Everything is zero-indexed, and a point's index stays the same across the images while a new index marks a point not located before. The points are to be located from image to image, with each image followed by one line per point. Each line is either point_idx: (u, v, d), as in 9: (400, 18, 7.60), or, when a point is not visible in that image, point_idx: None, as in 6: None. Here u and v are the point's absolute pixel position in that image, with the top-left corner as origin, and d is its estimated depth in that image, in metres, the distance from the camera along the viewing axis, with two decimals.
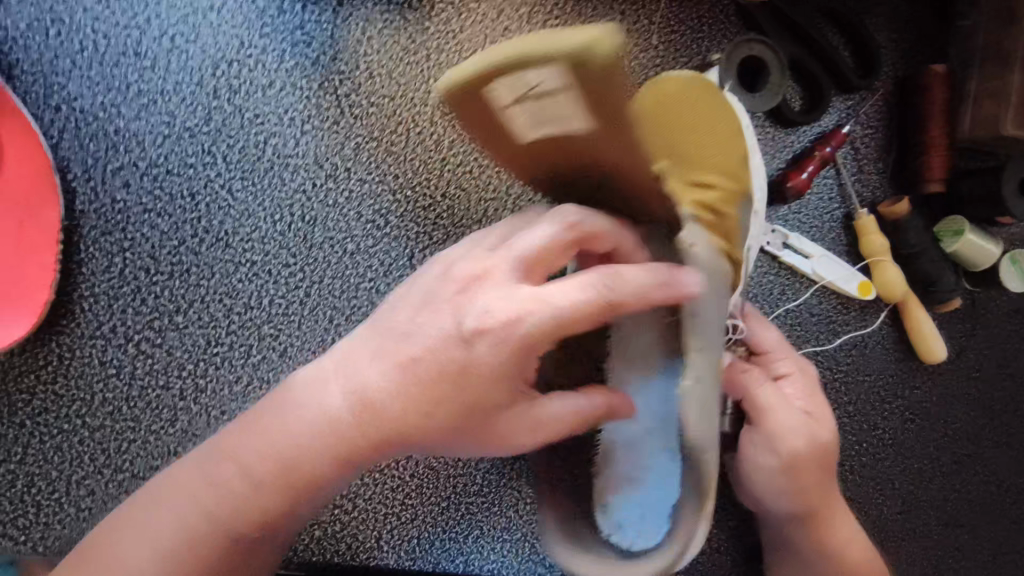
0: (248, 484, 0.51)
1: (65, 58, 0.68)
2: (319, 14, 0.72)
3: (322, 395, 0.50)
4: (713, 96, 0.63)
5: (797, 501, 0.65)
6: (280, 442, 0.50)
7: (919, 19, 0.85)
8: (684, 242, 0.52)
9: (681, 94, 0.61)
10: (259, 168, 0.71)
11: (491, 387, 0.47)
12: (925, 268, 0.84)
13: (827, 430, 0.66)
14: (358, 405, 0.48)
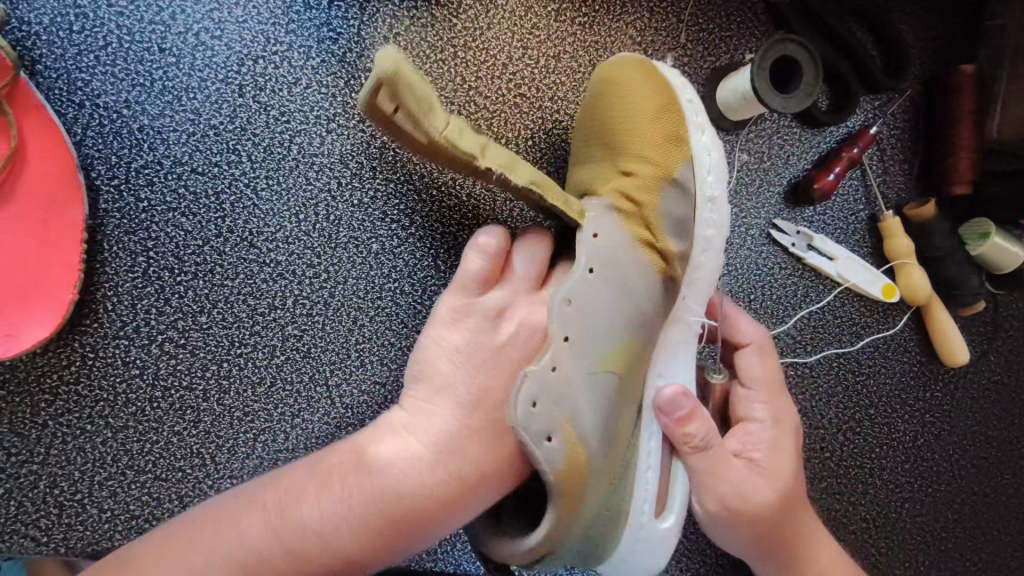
0: (328, 535, 0.48)
1: (89, 54, 0.66)
2: (346, 10, 0.71)
3: (408, 443, 0.52)
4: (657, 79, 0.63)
5: (747, 549, 0.63)
6: (367, 491, 0.49)
7: (947, 18, 0.84)
8: (583, 235, 0.58)
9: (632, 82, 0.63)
10: (284, 167, 0.70)
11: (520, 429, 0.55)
12: (950, 271, 0.83)
13: (778, 486, 0.61)
14: (442, 452, 0.51)
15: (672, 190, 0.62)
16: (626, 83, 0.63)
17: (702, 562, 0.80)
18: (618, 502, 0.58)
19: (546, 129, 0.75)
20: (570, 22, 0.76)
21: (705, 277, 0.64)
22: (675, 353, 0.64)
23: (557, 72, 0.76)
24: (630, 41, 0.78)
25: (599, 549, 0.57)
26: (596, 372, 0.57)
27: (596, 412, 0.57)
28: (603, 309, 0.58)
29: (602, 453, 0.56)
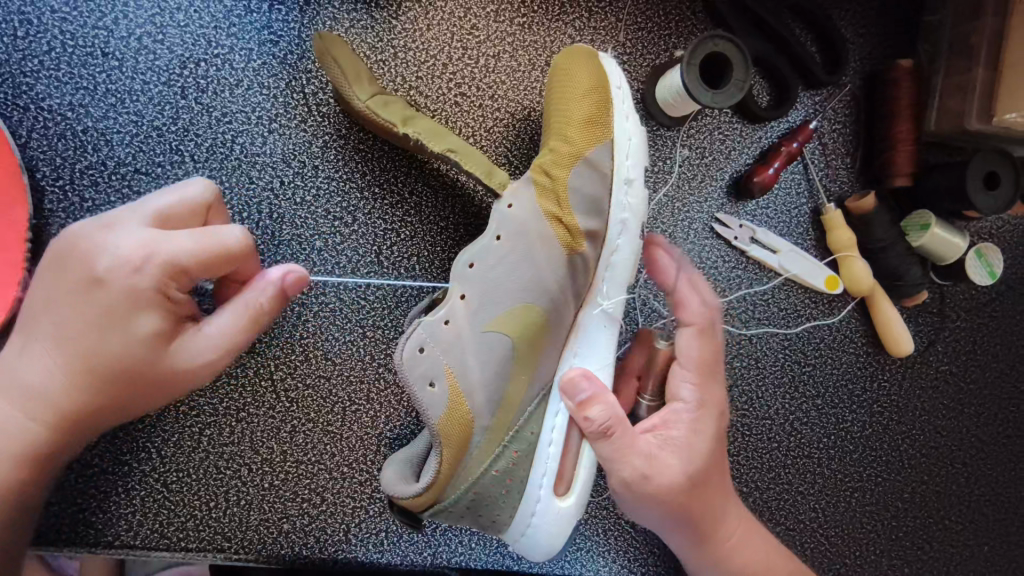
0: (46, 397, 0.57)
1: (33, 59, 0.68)
2: (286, 13, 0.73)
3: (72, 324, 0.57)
4: (590, 63, 0.69)
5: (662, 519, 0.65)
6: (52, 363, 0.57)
7: (886, 14, 0.86)
8: (499, 207, 0.66)
9: (567, 68, 0.69)
10: (227, 167, 0.72)
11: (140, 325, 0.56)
12: (892, 262, 0.84)
13: (672, 471, 0.62)
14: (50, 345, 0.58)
15: (586, 170, 0.67)
16: (568, 70, 0.69)
17: (649, 551, 0.82)
18: (506, 467, 0.62)
19: (487, 126, 0.77)
20: (509, 22, 0.78)
21: (621, 261, 0.69)
22: (595, 334, 0.70)
23: (497, 71, 0.77)
24: (570, 40, 0.79)
25: (486, 509, 0.63)
26: (489, 334, 0.63)
27: (486, 371, 0.63)
28: (504, 275, 0.65)
29: (486, 412, 0.62)
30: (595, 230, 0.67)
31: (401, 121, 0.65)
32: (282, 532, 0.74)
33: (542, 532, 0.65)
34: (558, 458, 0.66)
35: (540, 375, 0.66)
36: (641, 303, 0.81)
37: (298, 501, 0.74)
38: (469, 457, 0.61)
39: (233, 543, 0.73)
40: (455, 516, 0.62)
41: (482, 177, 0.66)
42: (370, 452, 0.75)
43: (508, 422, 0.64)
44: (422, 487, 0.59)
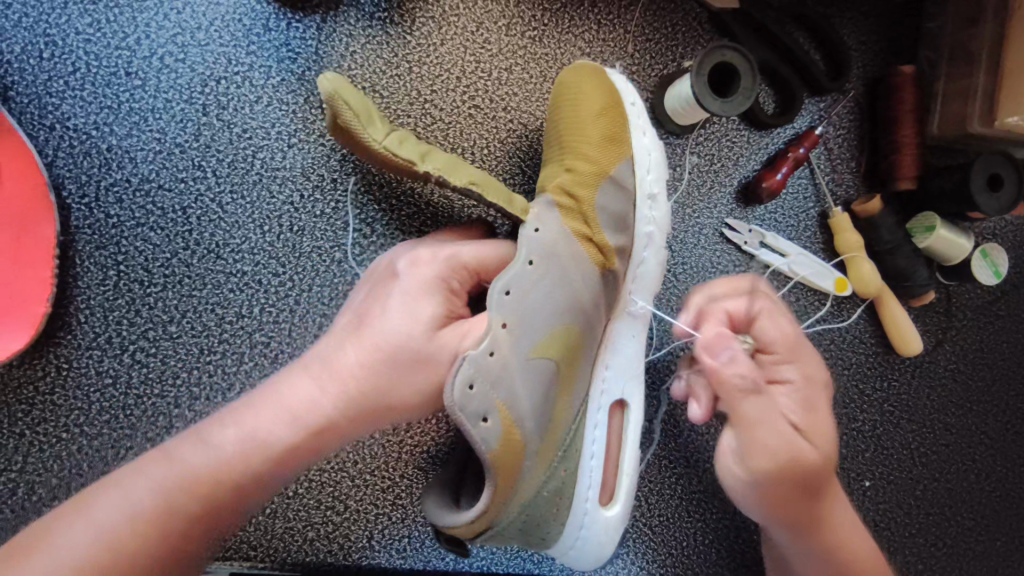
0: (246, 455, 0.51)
1: (59, 80, 0.70)
2: (304, 31, 0.74)
3: (309, 391, 0.53)
4: (597, 83, 0.72)
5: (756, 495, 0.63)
6: (263, 422, 0.52)
7: (886, 23, 0.88)
8: (526, 230, 0.62)
9: (575, 88, 0.72)
10: (248, 182, 0.73)
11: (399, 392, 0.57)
12: (899, 263, 0.86)
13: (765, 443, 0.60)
14: (306, 413, 0.53)
15: (610, 188, 0.70)
16: (579, 90, 0.71)
17: (666, 552, 0.83)
18: (556, 486, 0.64)
19: (501, 137, 0.79)
20: (520, 36, 0.79)
21: (647, 273, 0.74)
22: (622, 346, 0.73)
23: (510, 83, 0.79)
24: (580, 52, 0.81)
25: (539, 529, 0.63)
26: (533, 360, 0.61)
27: (535, 398, 0.60)
28: (539, 300, 0.62)
29: (535, 439, 0.60)
30: (623, 246, 0.71)
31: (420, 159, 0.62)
32: (307, 540, 0.75)
33: (590, 545, 0.67)
34: (601, 470, 0.69)
35: (577, 391, 0.67)
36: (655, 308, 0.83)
37: (322, 508, 0.75)
38: (518, 487, 0.58)
39: (259, 551, 0.74)
40: (505, 539, 0.62)
41: (505, 207, 0.63)
42: (392, 458, 0.77)
43: (553, 443, 0.64)
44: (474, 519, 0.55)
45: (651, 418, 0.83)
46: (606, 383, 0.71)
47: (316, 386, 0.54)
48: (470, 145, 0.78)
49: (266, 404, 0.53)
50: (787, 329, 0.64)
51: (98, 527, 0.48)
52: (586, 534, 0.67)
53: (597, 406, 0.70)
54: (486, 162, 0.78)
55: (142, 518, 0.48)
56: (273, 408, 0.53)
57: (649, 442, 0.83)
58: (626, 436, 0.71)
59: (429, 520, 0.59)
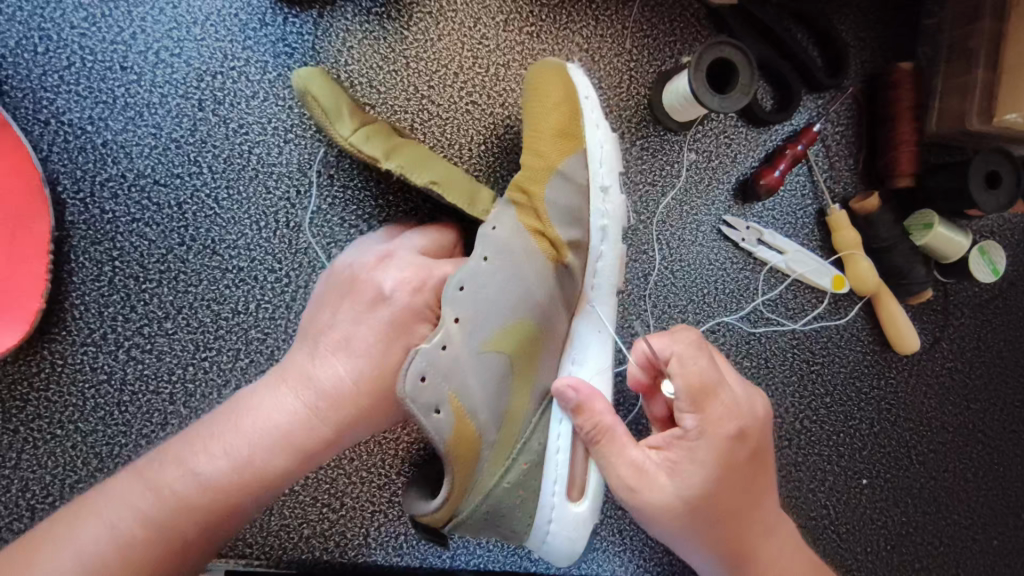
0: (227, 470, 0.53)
1: (53, 74, 0.69)
2: (301, 26, 0.74)
3: (285, 405, 0.56)
4: (550, 78, 0.71)
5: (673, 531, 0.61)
6: (246, 436, 0.55)
7: (885, 19, 0.88)
8: (482, 229, 0.65)
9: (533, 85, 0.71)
10: (244, 177, 0.73)
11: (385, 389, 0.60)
12: (897, 261, 0.85)
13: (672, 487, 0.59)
14: (287, 425, 0.55)
15: (560, 183, 0.68)
16: (537, 87, 0.71)
17: (663, 550, 0.83)
18: (518, 479, 0.63)
19: (498, 133, 0.79)
20: (518, 31, 0.79)
21: (605, 266, 0.73)
22: (583, 341, 0.73)
23: (507, 79, 0.79)
24: (578, 48, 0.81)
25: (505, 521, 0.63)
26: (487, 353, 0.63)
27: (488, 390, 0.62)
28: (494, 295, 0.64)
29: (492, 429, 0.62)
30: (576, 240, 0.70)
31: (385, 154, 0.65)
32: (303, 537, 0.75)
33: (559, 539, 0.67)
34: (568, 464, 0.67)
35: (540, 386, 0.68)
36: (652, 305, 0.83)
37: (318, 505, 0.75)
38: (479, 475, 0.61)
39: (255, 548, 0.74)
40: (472, 530, 0.62)
41: (465, 207, 0.67)
42: (388, 455, 0.77)
43: (513, 435, 0.64)
44: (440, 503, 0.58)
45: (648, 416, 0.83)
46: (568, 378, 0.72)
47: (291, 400, 0.56)
48: (468, 141, 0.78)
49: (244, 419, 0.56)
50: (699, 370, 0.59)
51: (83, 548, 0.50)
52: (554, 528, 0.66)
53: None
54: (483, 158, 0.78)
55: (137, 542, 0.51)
56: (251, 424, 0.55)
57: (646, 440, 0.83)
58: None
59: (406, 512, 0.63)
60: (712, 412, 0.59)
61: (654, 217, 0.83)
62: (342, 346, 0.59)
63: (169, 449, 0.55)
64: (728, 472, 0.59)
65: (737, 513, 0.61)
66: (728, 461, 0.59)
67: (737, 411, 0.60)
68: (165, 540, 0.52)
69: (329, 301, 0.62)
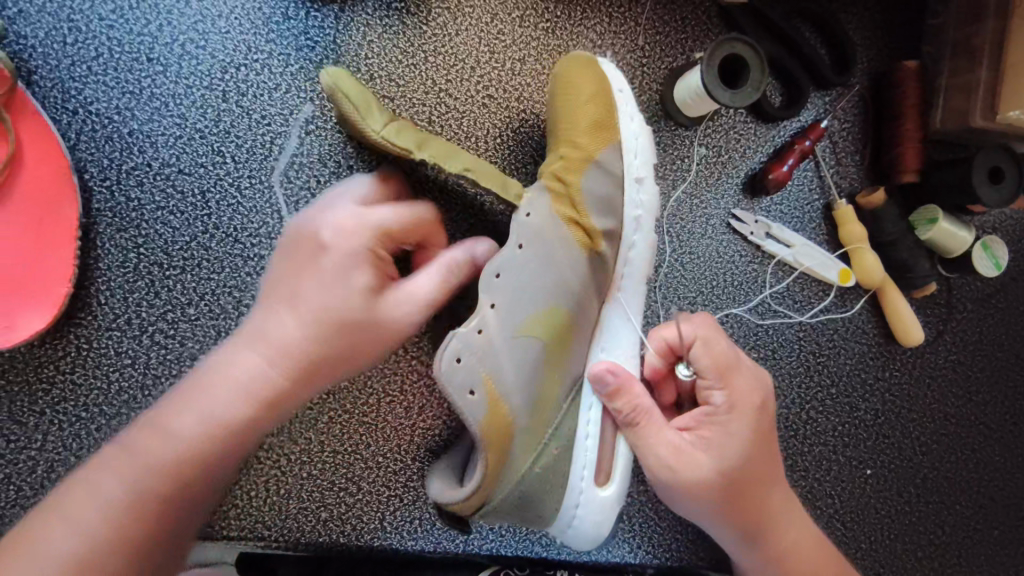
0: (196, 432, 0.54)
1: (81, 64, 0.71)
2: (322, 20, 0.76)
3: (248, 362, 0.56)
4: (581, 69, 0.73)
5: (703, 512, 0.67)
6: (211, 395, 0.55)
7: (890, 19, 0.90)
8: (516, 216, 0.67)
9: (566, 77, 0.73)
10: (266, 167, 0.75)
11: (364, 339, 0.59)
12: (902, 255, 0.87)
13: (703, 470, 0.65)
14: (251, 380, 0.56)
15: (597, 173, 0.71)
16: (569, 78, 0.73)
17: (672, 537, 0.85)
18: (549, 463, 0.66)
19: (513, 127, 0.80)
20: (533, 27, 0.81)
21: (636, 258, 0.75)
22: (614, 329, 0.75)
23: (522, 74, 0.81)
24: (591, 44, 0.83)
25: (533, 506, 0.65)
26: (522, 339, 0.65)
27: (521, 375, 0.64)
28: (528, 282, 0.66)
29: (523, 414, 0.64)
30: (611, 229, 0.72)
31: (417, 145, 0.64)
32: (320, 520, 0.76)
33: (583, 523, 0.68)
34: (596, 451, 0.70)
35: (571, 372, 0.70)
36: (662, 296, 0.85)
37: (336, 490, 0.76)
38: (512, 462, 0.63)
39: (274, 531, 0.75)
40: (501, 515, 0.65)
41: (499, 192, 0.66)
42: (404, 441, 0.78)
43: (544, 420, 0.67)
44: (468, 494, 0.60)
45: None
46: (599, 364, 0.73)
47: (252, 355, 0.56)
48: (484, 134, 0.80)
49: (205, 379, 0.56)
50: (717, 353, 0.68)
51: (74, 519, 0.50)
52: (579, 511, 0.68)
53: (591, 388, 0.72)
54: (499, 151, 0.80)
55: (125, 509, 0.51)
56: (212, 383, 0.56)
57: None
58: None
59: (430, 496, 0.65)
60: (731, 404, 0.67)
61: (665, 210, 0.85)
62: (308, 302, 0.57)
63: (144, 423, 0.55)
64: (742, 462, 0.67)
65: (748, 492, 0.67)
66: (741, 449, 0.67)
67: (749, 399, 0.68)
68: (154, 512, 0.52)
69: (289, 262, 0.59)
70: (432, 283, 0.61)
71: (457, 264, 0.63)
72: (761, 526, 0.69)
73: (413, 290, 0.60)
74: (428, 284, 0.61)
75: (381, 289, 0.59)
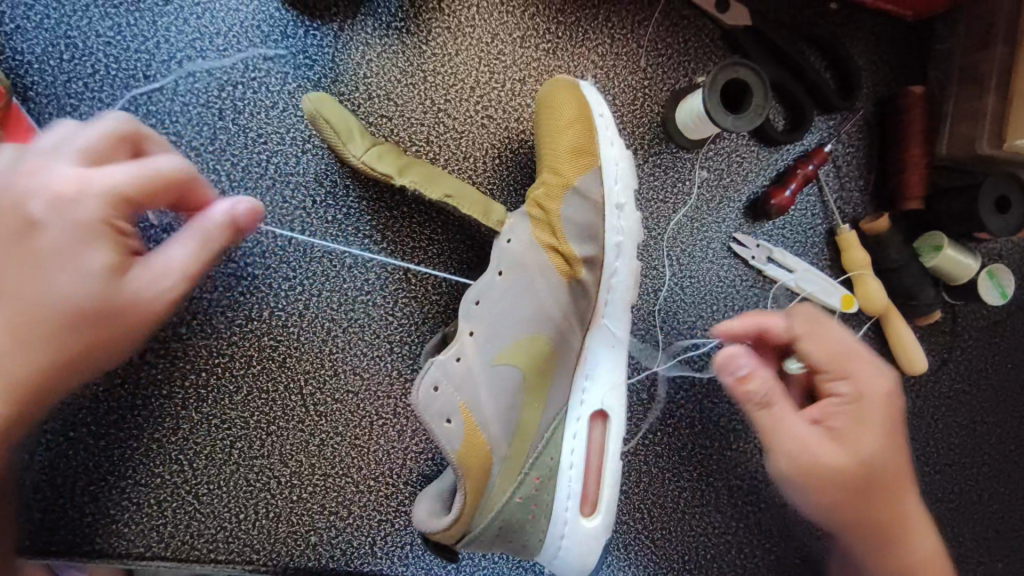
0: None
1: (78, 81, 0.70)
2: (321, 39, 0.75)
3: None
4: (565, 91, 0.73)
5: (823, 506, 0.65)
6: None
7: (897, 43, 0.89)
8: (498, 242, 0.70)
9: (551, 99, 0.73)
10: (262, 186, 0.74)
11: (94, 334, 0.53)
12: (906, 282, 0.86)
13: (845, 455, 0.62)
14: None
15: (574, 199, 0.70)
16: (553, 102, 0.72)
17: (667, 566, 0.83)
18: (529, 493, 0.66)
19: (512, 148, 0.80)
20: (534, 48, 0.80)
21: (622, 283, 0.73)
22: (599, 356, 0.74)
23: (523, 95, 0.80)
24: (593, 65, 0.82)
25: (516, 536, 0.66)
26: (500, 367, 0.67)
27: (497, 404, 0.66)
28: (506, 311, 0.68)
29: (502, 443, 0.66)
30: (592, 255, 0.71)
31: (398, 171, 0.70)
32: (310, 544, 0.75)
33: (569, 557, 0.69)
34: (581, 481, 0.71)
35: (552, 402, 0.70)
36: (661, 319, 0.83)
37: (326, 514, 0.75)
38: (489, 491, 0.64)
39: (262, 555, 0.74)
40: (485, 545, 0.65)
41: (480, 219, 0.70)
42: (396, 464, 0.77)
43: (525, 450, 0.67)
44: (449, 523, 0.61)
45: (655, 431, 0.84)
46: (584, 393, 0.73)
47: None
48: (483, 154, 0.79)
49: None
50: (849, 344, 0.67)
51: None
52: (562, 544, 0.69)
53: (574, 417, 0.72)
54: (498, 172, 0.79)
55: None
56: None
57: (653, 454, 0.83)
58: (609, 444, 0.73)
59: (415, 525, 0.65)
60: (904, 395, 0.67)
61: (665, 233, 0.84)
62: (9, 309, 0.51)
63: None
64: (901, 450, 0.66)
65: (888, 482, 0.65)
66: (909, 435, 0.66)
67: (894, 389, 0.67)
68: None
69: None
70: (185, 255, 0.54)
71: (218, 233, 0.55)
72: (885, 522, 0.66)
73: (157, 268, 0.54)
74: (176, 260, 0.54)
75: (119, 271, 0.52)
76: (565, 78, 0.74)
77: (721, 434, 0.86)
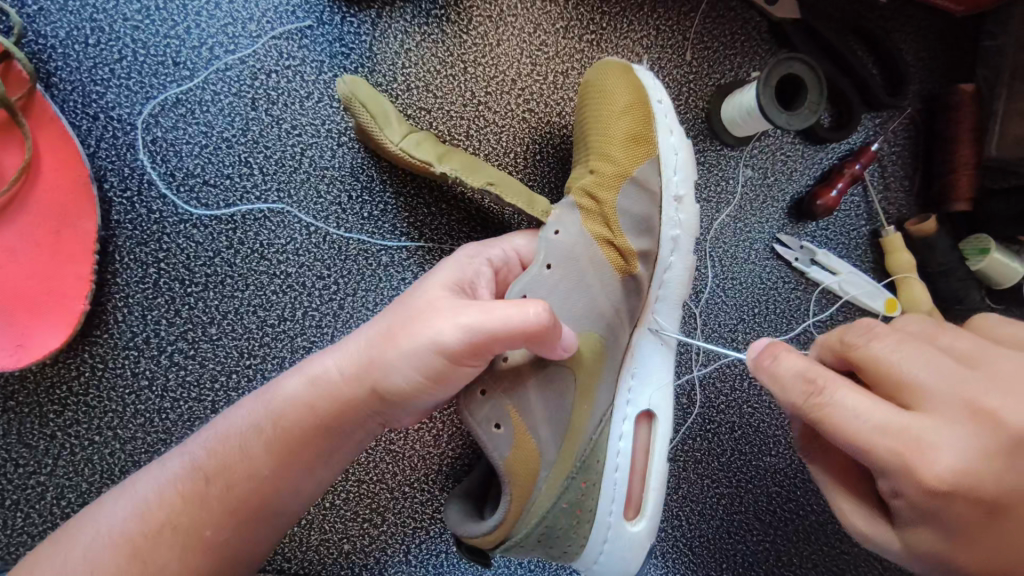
0: None
1: (104, 67, 0.67)
2: (358, 26, 0.72)
3: None
4: (615, 78, 0.70)
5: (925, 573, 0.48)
6: None
7: (944, 41, 0.87)
8: (546, 233, 0.64)
9: (602, 81, 0.70)
10: (295, 180, 0.71)
11: None
12: (952, 286, 0.83)
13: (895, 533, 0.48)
14: None
15: (631, 190, 0.68)
16: (605, 85, 0.70)
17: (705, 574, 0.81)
18: (575, 499, 0.63)
19: (554, 143, 0.77)
20: (577, 39, 0.77)
21: (673, 278, 0.73)
22: (645, 355, 0.72)
23: (566, 88, 0.77)
24: (637, 58, 0.79)
25: (558, 541, 0.63)
26: (552, 367, 0.62)
27: (548, 406, 0.62)
28: (557, 305, 0.63)
29: (551, 447, 0.62)
30: (646, 249, 0.70)
31: (437, 157, 0.65)
32: (343, 553, 0.72)
33: (611, 562, 0.67)
34: (625, 485, 0.68)
35: (600, 402, 0.67)
36: (703, 323, 0.81)
37: (359, 521, 0.73)
38: (534, 497, 0.60)
39: (294, 564, 0.71)
40: (525, 550, 0.61)
41: (524, 207, 0.65)
42: (432, 471, 0.74)
43: (573, 453, 0.64)
44: (492, 528, 0.58)
45: (694, 436, 0.81)
46: (630, 393, 0.71)
47: None
48: (525, 149, 0.76)
49: None
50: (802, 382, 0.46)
51: None
52: (603, 550, 0.67)
53: (621, 417, 0.69)
54: (539, 168, 0.76)
55: None
56: None
57: (692, 460, 0.81)
58: (654, 447, 0.71)
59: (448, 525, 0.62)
60: (1002, 404, 0.41)
61: (708, 234, 0.81)
62: None
63: None
64: (992, 497, 0.42)
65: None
66: (976, 488, 0.41)
67: (991, 389, 0.42)
68: None
69: None
70: None
71: None
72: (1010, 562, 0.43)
73: None
74: None
75: None
76: (611, 60, 0.72)
77: (760, 439, 0.83)
